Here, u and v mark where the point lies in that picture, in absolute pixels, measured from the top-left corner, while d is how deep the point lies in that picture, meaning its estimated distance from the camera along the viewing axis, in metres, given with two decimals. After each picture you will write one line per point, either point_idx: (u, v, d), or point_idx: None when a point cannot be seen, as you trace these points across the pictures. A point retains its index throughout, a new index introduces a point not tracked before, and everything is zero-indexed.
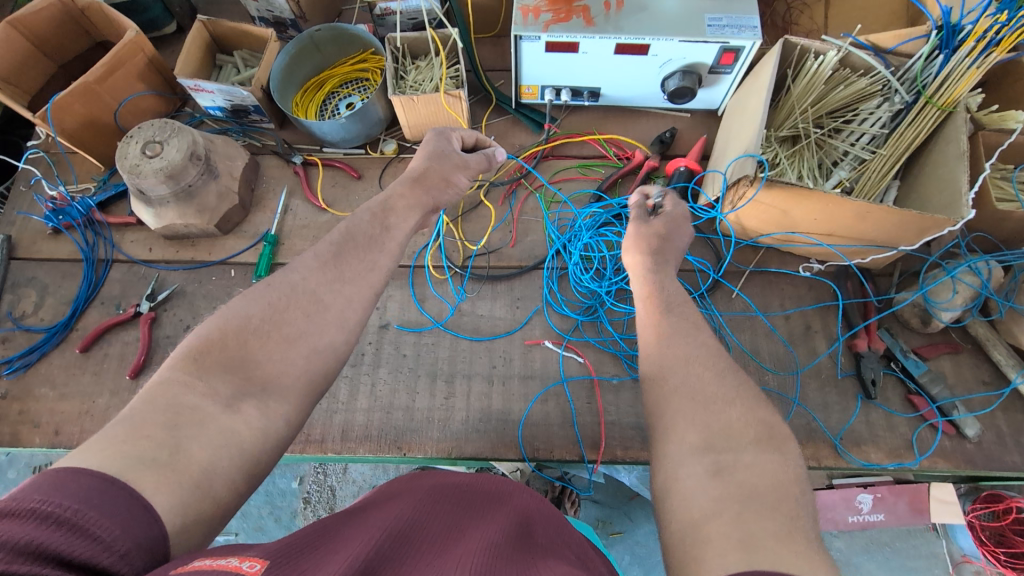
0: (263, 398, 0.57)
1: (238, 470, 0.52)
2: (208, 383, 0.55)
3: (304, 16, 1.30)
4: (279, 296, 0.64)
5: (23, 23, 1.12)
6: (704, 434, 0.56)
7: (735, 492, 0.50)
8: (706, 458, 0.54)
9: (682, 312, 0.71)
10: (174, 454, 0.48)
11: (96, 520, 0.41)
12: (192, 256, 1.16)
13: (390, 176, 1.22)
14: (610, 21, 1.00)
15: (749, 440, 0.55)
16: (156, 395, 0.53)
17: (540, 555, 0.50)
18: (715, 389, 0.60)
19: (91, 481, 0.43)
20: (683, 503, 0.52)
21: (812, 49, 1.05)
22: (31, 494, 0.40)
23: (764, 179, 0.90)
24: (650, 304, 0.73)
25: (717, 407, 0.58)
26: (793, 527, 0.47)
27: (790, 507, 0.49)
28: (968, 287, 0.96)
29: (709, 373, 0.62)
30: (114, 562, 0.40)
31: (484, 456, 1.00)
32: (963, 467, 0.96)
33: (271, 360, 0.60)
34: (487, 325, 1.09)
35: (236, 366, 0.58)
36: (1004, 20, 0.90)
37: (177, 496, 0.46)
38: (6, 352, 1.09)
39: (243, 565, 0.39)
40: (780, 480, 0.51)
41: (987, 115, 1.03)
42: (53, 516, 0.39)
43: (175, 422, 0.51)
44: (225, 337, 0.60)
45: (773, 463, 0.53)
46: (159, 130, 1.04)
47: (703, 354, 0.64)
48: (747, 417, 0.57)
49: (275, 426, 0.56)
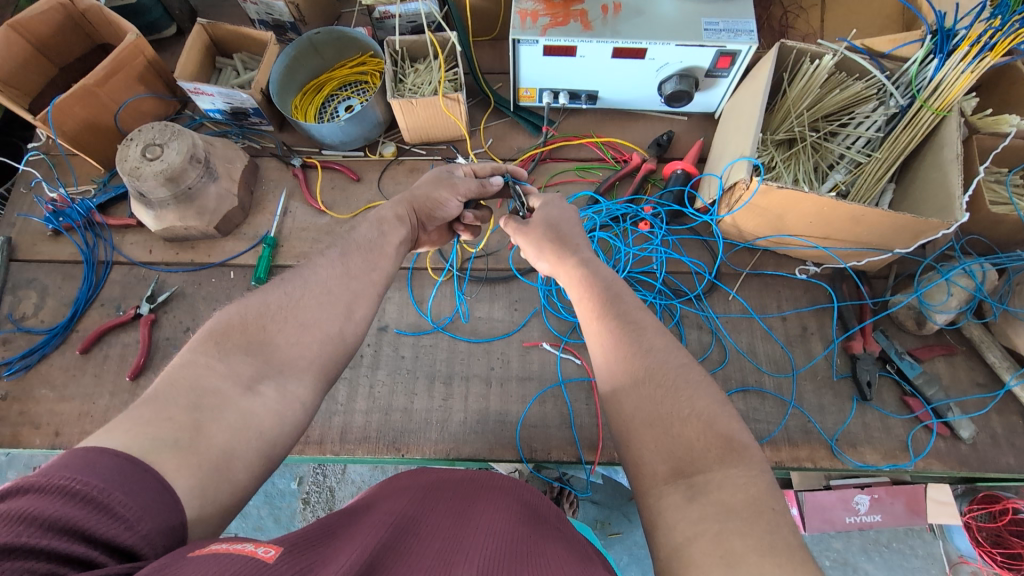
0: (281, 380, 0.57)
1: (257, 456, 0.52)
2: (229, 364, 0.56)
3: (304, 20, 1.31)
4: (294, 287, 0.66)
5: (23, 25, 1.13)
6: (672, 461, 0.53)
7: (713, 513, 0.47)
8: (680, 486, 0.50)
9: (619, 310, 0.68)
10: (196, 436, 0.49)
11: (121, 500, 0.41)
12: (192, 258, 1.16)
13: (389, 178, 1.23)
14: (607, 25, 1.01)
15: (713, 458, 0.51)
16: (178, 377, 0.53)
17: (545, 542, 0.52)
18: (667, 409, 0.57)
19: (116, 462, 0.43)
20: (663, 528, 0.48)
21: (808, 53, 1.06)
22: (60, 471, 0.40)
23: (761, 183, 0.91)
24: (587, 306, 0.70)
25: (676, 421, 0.55)
26: (776, 536, 0.44)
27: (770, 519, 0.46)
28: (963, 290, 0.97)
29: (661, 393, 0.58)
30: (136, 542, 0.40)
31: (482, 457, 1.01)
32: (958, 467, 0.97)
33: (286, 343, 0.60)
34: (486, 326, 1.10)
35: (255, 349, 0.58)
36: (998, 24, 0.88)
37: (196, 478, 0.47)
38: (7, 353, 1.10)
39: (258, 550, 0.40)
40: (754, 493, 0.48)
41: (982, 118, 1.05)
42: (80, 494, 0.40)
43: (198, 405, 0.51)
44: (244, 320, 0.61)
45: (743, 474, 0.50)
46: (160, 132, 1.05)
47: (655, 367, 0.61)
48: (708, 432, 0.54)
49: (296, 411, 0.57)
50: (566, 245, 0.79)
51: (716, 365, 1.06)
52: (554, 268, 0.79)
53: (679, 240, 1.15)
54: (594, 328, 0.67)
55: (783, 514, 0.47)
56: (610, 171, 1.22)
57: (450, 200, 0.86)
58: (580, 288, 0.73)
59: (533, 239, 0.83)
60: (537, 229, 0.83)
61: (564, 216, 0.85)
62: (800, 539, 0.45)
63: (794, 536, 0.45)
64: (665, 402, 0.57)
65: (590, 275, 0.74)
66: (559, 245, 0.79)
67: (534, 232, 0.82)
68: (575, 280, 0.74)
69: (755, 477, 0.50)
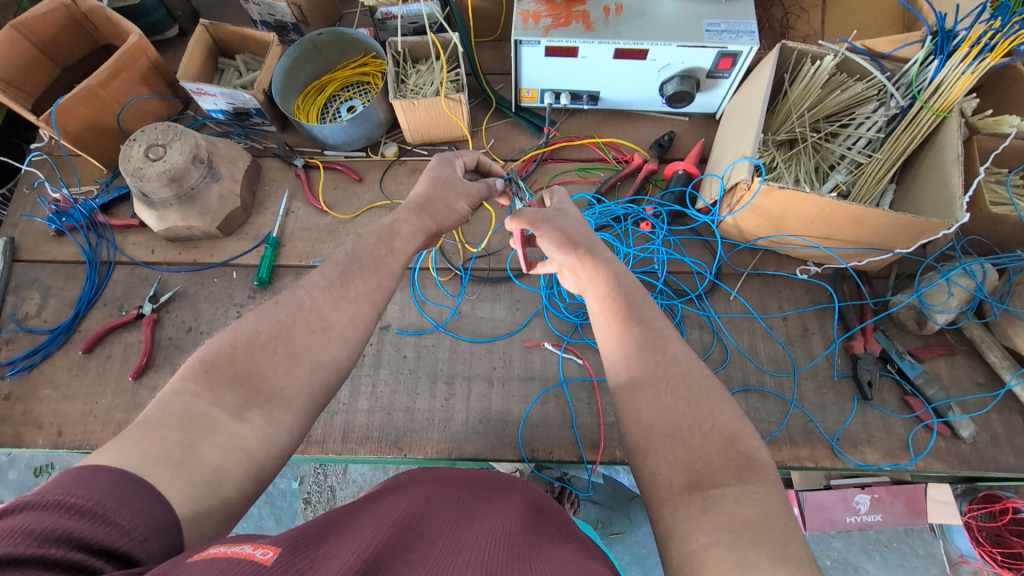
0: (269, 408, 0.57)
1: (248, 474, 0.53)
2: (217, 393, 0.55)
3: (306, 20, 1.31)
4: (287, 312, 0.64)
5: (26, 26, 1.13)
6: (688, 473, 0.53)
7: (726, 524, 0.47)
8: (694, 497, 0.50)
9: (642, 315, 0.68)
10: (186, 454, 0.49)
11: (117, 510, 0.41)
12: (195, 258, 1.17)
13: (391, 178, 1.23)
14: (609, 26, 1.01)
15: (731, 473, 0.51)
16: (169, 404, 0.53)
17: (548, 541, 0.52)
18: (689, 421, 0.57)
19: (109, 476, 0.43)
20: (676, 537, 0.49)
21: (809, 53, 1.06)
22: (50, 488, 0.40)
23: (763, 184, 0.91)
24: (609, 309, 0.70)
25: (696, 435, 0.55)
26: (787, 551, 0.44)
27: (782, 534, 0.46)
28: (963, 290, 0.98)
29: (683, 404, 0.58)
30: (132, 547, 0.41)
31: (484, 456, 1.01)
32: (958, 466, 0.97)
33: (276, 375, 0.59)
34: (488, 326, 1.10)
35: (243, 380, 0.57)
36: (998, 26, 0.89)
37: (190, 493, 0.47)
38: (10, 353, 1.10)
39: (257, 552, 0.40)
40: (769, 509, 0.48)
41: (982, 119, 1.06)
42: (76, 507, 0.40)
43: (188, 426, 0.51)
44: (234, 351, 0.59)
45: (761, 490, 0.50)
46: (163, 133, 1.05)
47: (677, 376, 0.61)
48: (729, 449, 0.53)
49: (282, 436, 0.57)
50: (587, 249, 0.79)
51: (717, 364, 1.06)
52: (573, 266, 0.79)
53: (681, 240, 1.16)
54: (616, 331, 0.67)
55: (795, 530, 0.47)
56: (612, 171, 1.23)
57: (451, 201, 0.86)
58: (603, 288, 0.73)
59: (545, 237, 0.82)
60: (551, 227, 0.83)
61: (580, 220, 0.85)
62: (811, 553, 0.45)
63: (806, 550, 0.45)
64: (688, 412, 0.57)
65: (612, 277, 0.74)
66: (584, 246, 0.79)
67: (550, 229, 0.82)
68: (599, 279, 0.74)
69: (771, 494, 0.50)
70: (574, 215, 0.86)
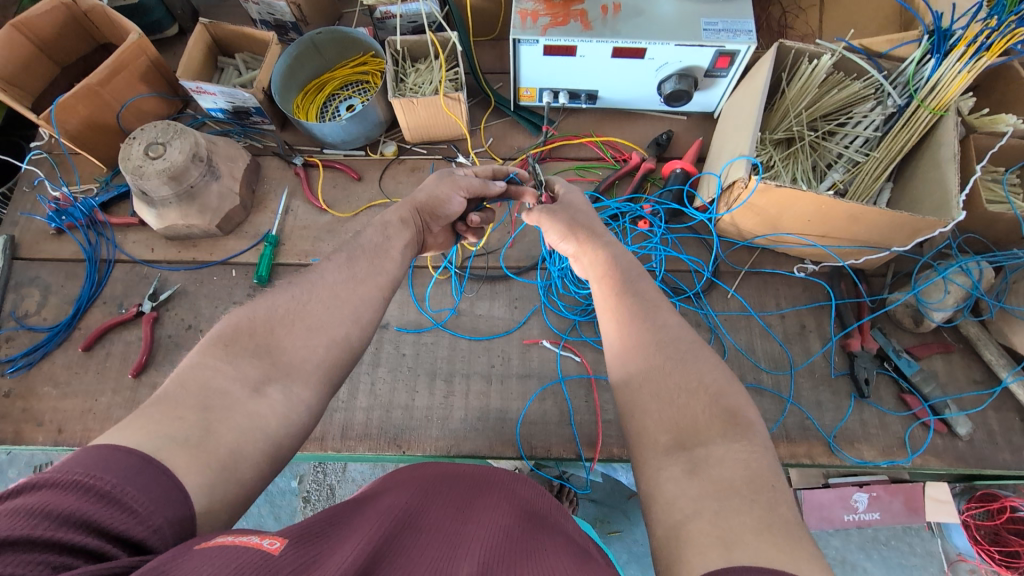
0: (288, 382, 0.57)
1: (264, 454, 0.53)
2: (235, 366, 0.56)
3: (304, 20, 1.32)
4: (294, 303, 0.64)
5: (27, 25, 1.14)
6: (675, 432, 0.53)
7: (712, 490, 0.47)
8: (681, 458, 0.51)
9: (636, 289, 0.69)
10: (205, 435, 0.49)
11: (133, 495, 0.41)
12: (194, 256, 1.17)
13: (390, 177, 1.24)
14: (607, 25, 1.01)
15: (716, 431, 0.52)
16: (189, 378, 0.54)
17: (546, 536, 0.52)
18: (677, 379, 0.58)
19: (129, 458, 0.43)
20: (662, 504, 0.48)
21: (806, 52, 1.07)
22: (73, 467, 0.41)
23: (758, 181, 0.91)
24: (605, 284, 0.71)
25: (682, 393, 0.56)
26: (773, 514, 0.45)
27: (769, 497, 0.46)
28: (960, 287, 0.98)
29: (670, 363, 0.59)
30: (147, 535, 0.41)
31: (482, 454, 1.01)
32: (955, 464, 0.98)
33: (295, 345, 0.60)
34: (486, 324, 1.11)
35: (263, 352, 0.59)
36: (994, 25, 0.88)
37: (207, 477, 0.47)
38: (9, 350, 1.11)
39: (263, 542, 0.40)
40: (754, 469, 0.49)
41: (978, 118, 1.06)
42: (95, 489, 0.40)
43: (207, 405, 0.52)
44: (251, 324, 0.61)
45: (746, 449, 0.50)
46: (162, 131, 1.05)
47: (666, 340, 0.62)
48: (714, 406, 0.54)
49: (300, 413, 0.57)
50: (590, 231, 0.79)
51: None
52: (577, 253, 0.79)
53: (679, 239, 1.16)
54: (611, 306, 0.68)
55: (782, 492, 0.48)
56: (610, 170, 1.23)
57: (449, 195, 0.86)
58: (602, 269, 0.74)
59: (557, 220, 0.82)
60: (564, 213, 0.82)
61: (589, 207, 0.85)
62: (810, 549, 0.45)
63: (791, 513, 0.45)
64: (674, 372, 0.58)
65: (611, 258, 0.74)
66: (586, 230, 0.79)
67: (562, 215, 0.82)
68: (597, 262, 0.75)
69: (757, 452, 0.50)
70: (575, 202, 0.86)
